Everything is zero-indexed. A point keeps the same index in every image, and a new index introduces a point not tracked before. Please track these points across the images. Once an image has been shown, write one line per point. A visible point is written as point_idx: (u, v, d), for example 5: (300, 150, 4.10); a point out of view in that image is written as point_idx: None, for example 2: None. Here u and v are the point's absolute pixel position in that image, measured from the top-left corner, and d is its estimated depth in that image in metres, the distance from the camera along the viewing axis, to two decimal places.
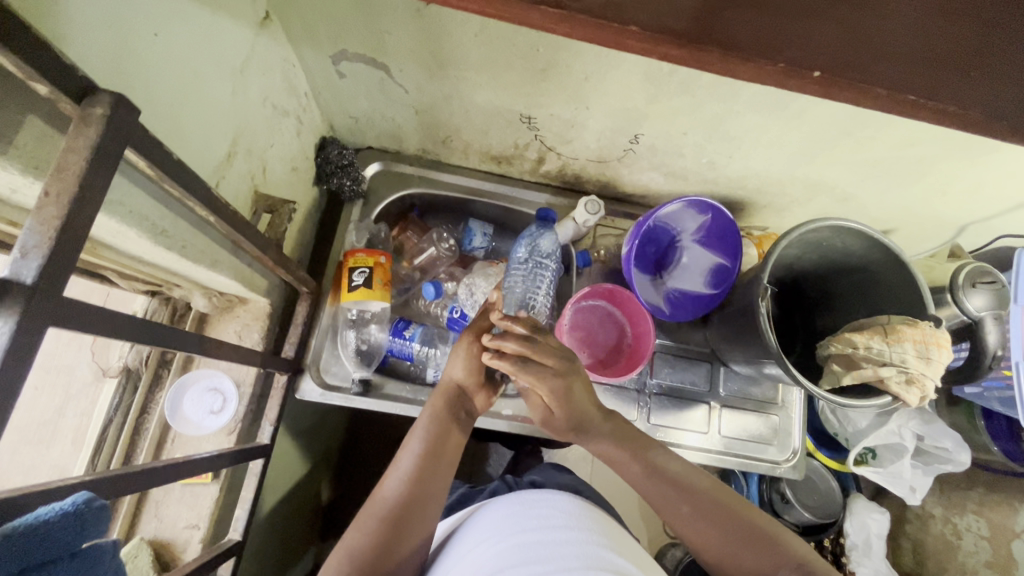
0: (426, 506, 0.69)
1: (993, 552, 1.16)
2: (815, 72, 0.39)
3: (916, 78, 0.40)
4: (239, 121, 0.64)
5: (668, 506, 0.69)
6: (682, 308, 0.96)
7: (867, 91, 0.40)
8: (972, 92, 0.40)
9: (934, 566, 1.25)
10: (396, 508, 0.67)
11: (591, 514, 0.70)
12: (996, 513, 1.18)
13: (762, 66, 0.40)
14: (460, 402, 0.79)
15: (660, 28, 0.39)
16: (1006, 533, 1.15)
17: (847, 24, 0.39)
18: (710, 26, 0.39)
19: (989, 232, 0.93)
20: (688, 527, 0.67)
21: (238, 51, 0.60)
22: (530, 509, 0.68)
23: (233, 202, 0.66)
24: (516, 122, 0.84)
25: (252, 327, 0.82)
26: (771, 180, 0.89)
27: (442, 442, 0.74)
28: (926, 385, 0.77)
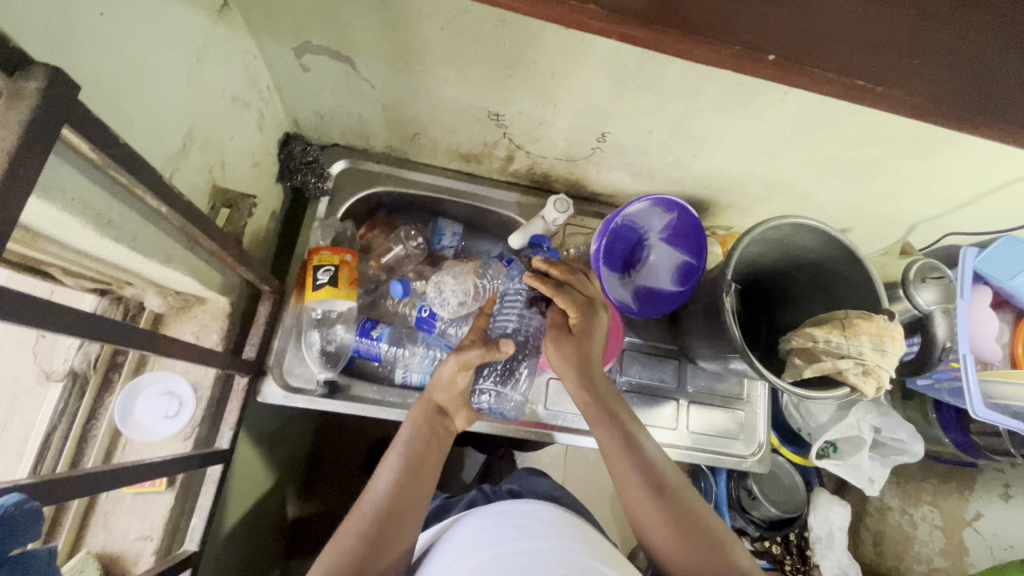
0: (407, 519, 0.68)
1: (945, 541, 1.20)
2: (770, 56, 0.42)
3: (861, 66, 0.43)
4: (196, 111, 0.62)
5: (630, 489, 0.72)
6: (650, 305, 0.97)
7: (817, 74, 0.43)
8: (912, 77, 0.43)
9: (893, 557, 1.29)
10: (376, 521, 0.66)
11: (572, 521, 0.70)
12: (950, 503, 1.23)
13: (721, 47, 0.42)
14: (443, 418, 0.77)
15: (619, 9, 0.41)
16: (959, 522, 1.20)
17: (796, 10, 0.42)
18: (667, 10, 0.41)
19: (936, 230, 0.98)
20: (652, 525, 0.70)
21: (194, 38, 0.58)
22: (511, 519, 0.67)
23: (188, 195, 0.64)
24: (484, 119, 0.84)
25: (210, 327, 0.79)
26: (733, 179, 0.92)
27: (424, 458, 0.72)
28: (881, 376, 0.80)
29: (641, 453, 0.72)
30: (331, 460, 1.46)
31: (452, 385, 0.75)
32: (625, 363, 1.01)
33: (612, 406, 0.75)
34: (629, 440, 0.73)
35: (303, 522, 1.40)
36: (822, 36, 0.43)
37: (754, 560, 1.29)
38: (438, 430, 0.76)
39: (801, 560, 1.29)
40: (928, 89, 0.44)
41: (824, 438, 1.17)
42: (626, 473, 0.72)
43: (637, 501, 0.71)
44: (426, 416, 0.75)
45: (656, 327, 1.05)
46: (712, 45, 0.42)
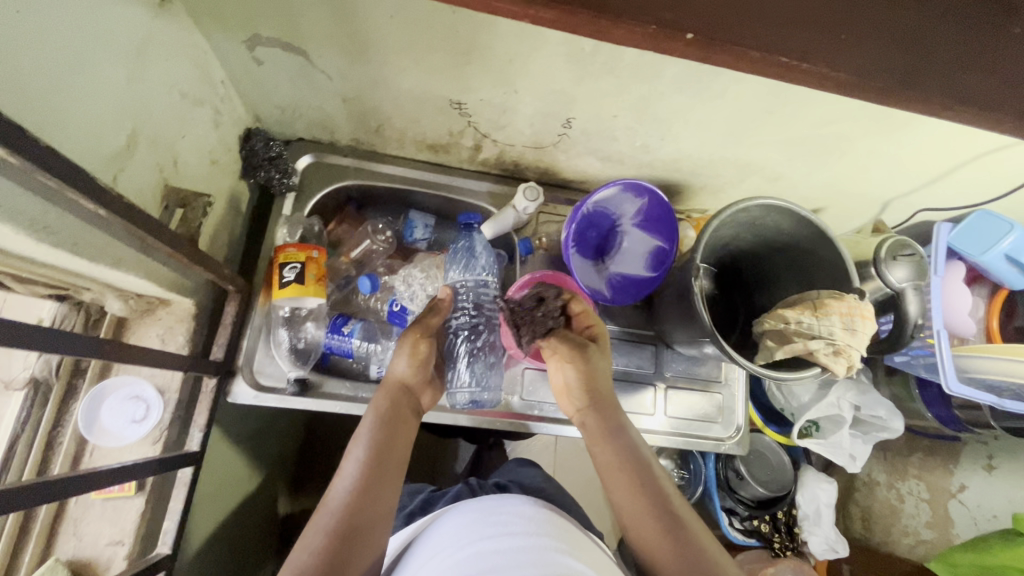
0: (376, 516, 0.67)
1: (931, 514, 1.23)
2: (689, 34, 0.42)
3: (785, 45, 0.43)
4: (140, 109, 0.60)
5: (618, 484, 0.72)
6: (624, 292, 0.97)
7: (740, 54, 0.43)
8: (835, 53, 0.44)
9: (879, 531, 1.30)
10: (343, 520, 0.65)
11: (550, 516, 0.69)
12: (934, 476, 1.25)
13: (639, 28, 0.42)
14: (406, 403, 0.77)
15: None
16: (944, 494, 1.22)
17: None
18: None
19: (910, 206, 0.97)
20: (640, 522, 0.70)
21: (131, 33, 0.56)
22: (489, 515, 0.67)
23: (136, 197, 0.62)
24: (447, 108, 0.82)
25: (176, 329, 0.78)
26: (704, 161, 0.90)
27: (389, 451, 0.72)
28: (852, 355, 0.79)
29: (628, 448, 0.74)
30: (320, 456, 1.46)
31: (416, 356, 0.78)
32: None
33: (610, 414, 0.77)
34: (619, 433, 0.75)
35: (295, 521, 1.40)
36: (743, 15, 0.43)
37: (743, 537, 1.31)
38: (401, 418, 0.75)
39: (789, 536, 1.31)
40: (859, 65, 0.45)
41: (805, 418, 1.17)
42: (616, 469, 0.73)
43: (619, 486, 0.72)
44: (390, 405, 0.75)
45: (632, 313, 1.05)
46: (632, 26, 0.42)
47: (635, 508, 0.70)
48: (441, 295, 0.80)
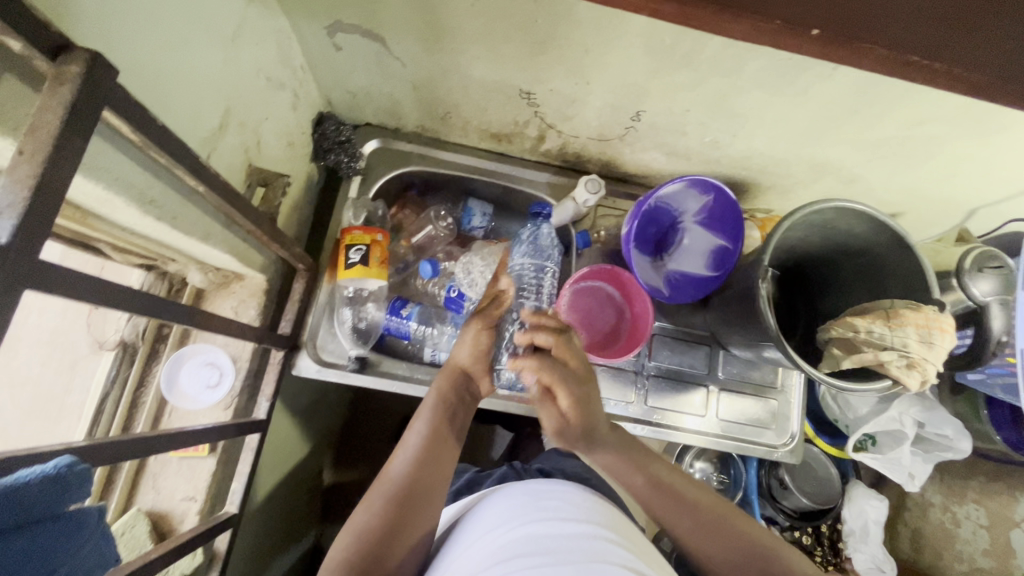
0: (432, 492, 0.70)
1: (990, 541, 1.17)
2: (813, 30, 0.41)
3: (916, 41, 0.42)
4: (231, 92, 0.63)
5: (666, 510, 0.71)
6: (682, 291, 0.95)
7: (865, 50, 0.42)
8: (967, 51, 0.42)
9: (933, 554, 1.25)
10: (403, 489, 0.68)
11: (598, 506, 0.69)
12: (997, 503, 1.18)
13: (761, 22, 0.41)
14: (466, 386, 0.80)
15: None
16: (1006, 522, 1.15)
17: None
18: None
19: (998, 216, 0.91)
20: (700, 543, 0.68)
21: (229, 18, 0.59)
22: (538, 501, 0.68)
23: (226, 175, 0.65)
24: (515, 98, 0.83)
25: (249, 303, 0.83)
26: (775, 159, 0.87)
27: (446, 433, 0.74)
28: (927, 369, 0.76)
29: (664, 482, 0.73)
30: (365, 432, 1.51)
31: (475, 343, 0.78)
32: (654, 348, 0.99)
33: (629, 445, 0.76)
34: (656, 480, 0.73)
35: (338, 491, 1.46)
36: (869, 8, 0.41)
37: None
38: (458, 403, 0.78)
39: (833, 551, 1.27)
40: (991, 69, 0.43)
41: (862, 431, 1.13)
42: (657, 502, 0.72)
43: (665, 514, 0.71)
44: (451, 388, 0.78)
45: (687, 312, 1.03)
46: (750, 20, 0.41)
47: (669, 518, 0.71)
48: (501, 284, 0.80)
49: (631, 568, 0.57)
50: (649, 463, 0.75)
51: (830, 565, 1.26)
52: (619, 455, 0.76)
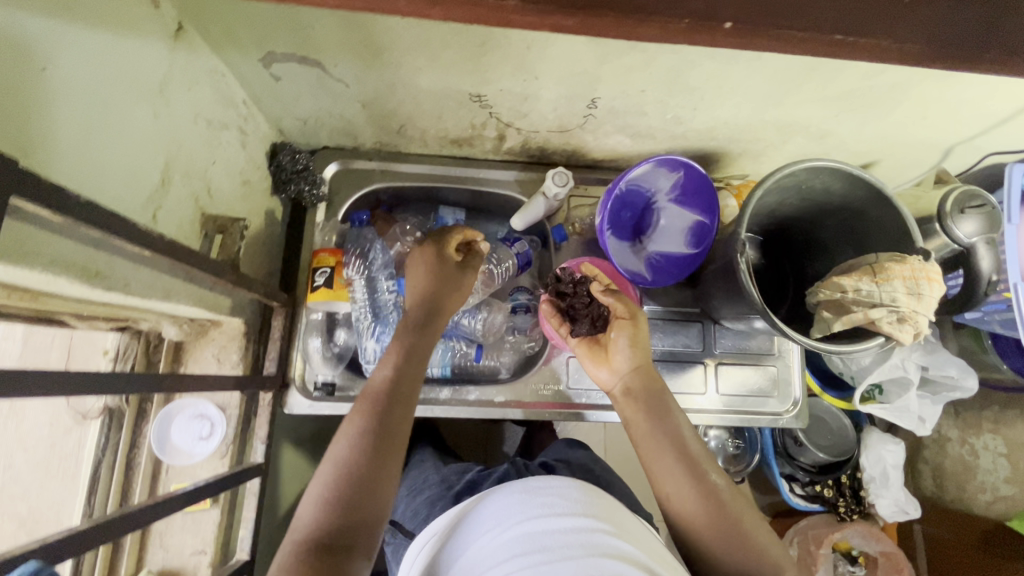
0: (350, 542, 0.56)
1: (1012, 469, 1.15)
2: (726, 24, 0.43)
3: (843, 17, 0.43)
4: (169, 144, 0.61)
5: (668, 472, 0.70)
6: (665, 273, 0.94)
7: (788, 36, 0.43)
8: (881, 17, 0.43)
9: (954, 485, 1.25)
10: (315, 537, 0.55)
11: (592, 494, 0.67)
12: (1014, 430, 1.16)
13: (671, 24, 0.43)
14: (392, 400, 0.66)
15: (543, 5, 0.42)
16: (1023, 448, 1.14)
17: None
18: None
19: (976, 151, 0.89)
20: (682, 496, 0.69)
21: (154, 69, 0.57)
22: (532, 494, 0.64)
23: (177, 230, 0.63)
24: (467, 102, 0.81)
25: (229, 348, 0.82)
26: (741, 127, 0.85)
27: (376, 451, 0.62)
28: (919, 321, 0.74)
29: (680, 440, 0.72)
30: None
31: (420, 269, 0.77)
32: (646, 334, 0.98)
33: (659, 396, 0.76)
34: (667, 424, 0.73)
35: None
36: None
37: (806, 502, 1.30)
38: (384, 420, 0.64)
39: (855, 500, 1.28)
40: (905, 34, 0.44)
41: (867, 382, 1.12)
42: (661, 451, 0.71)
43: (662, 463, 0.71)
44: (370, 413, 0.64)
45: (675, 291, 1.01)
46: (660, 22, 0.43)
47: (674, 476, 0.70)
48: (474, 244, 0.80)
49: (631, 563, 0.56)
50: (687, 436, 0.73)
51: (854, 513, 1.27)
52: (643, 406, 0.75)
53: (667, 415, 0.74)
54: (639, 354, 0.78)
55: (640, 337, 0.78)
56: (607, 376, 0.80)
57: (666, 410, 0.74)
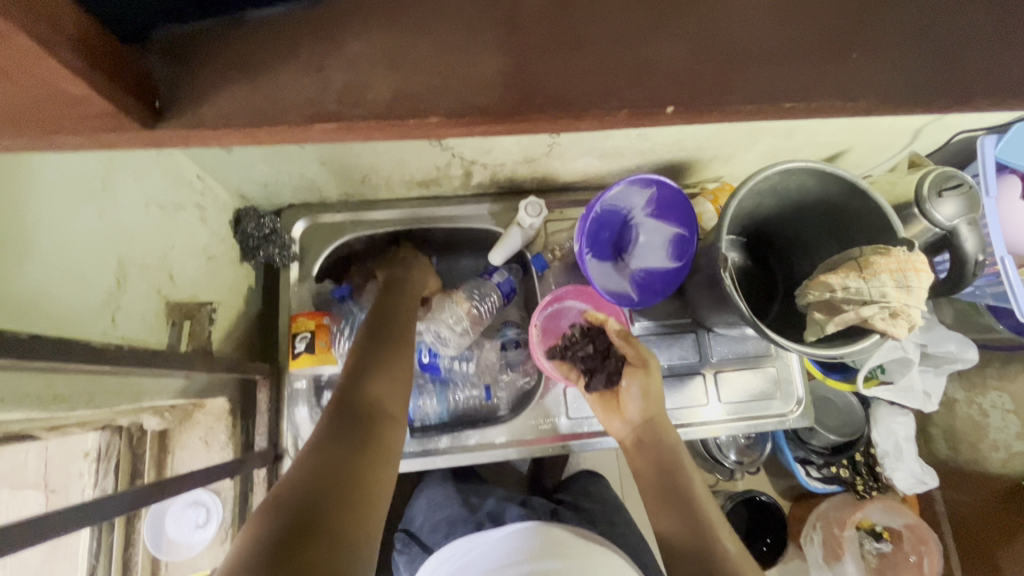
0: None
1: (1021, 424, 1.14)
2: (668, 109, 0.43)
3: (777, 86, 0.43)
4: (122, 242, 0.59)
5: (662, 510, 0.74)
6: (650, 289, 0.91)
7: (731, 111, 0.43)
8: (810, 81, 0.43)
9: (968, 449, 1.24)
10: None
11: (608, 555, 0.72)
12: (1017, 384, 1.16)
13: (604, 114, 0.43)
14: (333, 467, 0.55)
15: (461, 111, 0.42)
16: None
17: (684, 44, 0.44)
18: (525, 93, 0.43)
19: (946, 130, 0.88)
20: (673, 536, 0.72)
21: (93, 171, 0.55)
22: (558, 545, 0.70)
23: (142, 328, 0.61)
24: (427, 147, 0.79)
25: (216, 429, 0.79)
26: (707, 135, 0.84)
27: (297, 524, 0.48)
28: (911, 314, 0.73)
29: (680, 485, 0.74)
30: None
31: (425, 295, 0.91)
32: None
33: (664, 443, 0.77)
34: (666, 469, 0.76)
35: None
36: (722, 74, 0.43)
37: (824, 484, 1.28)
38: (318, 485, 0.52)
39: (872, 476, 1.27)
40: (831, 88, 0.43)
41: (870, 365, 1.11)
42: (658, 491, 0.76)
43: (658, 504, 0.75)
44: (306, 477, 0.53)
45: (665, 303, 0.99)
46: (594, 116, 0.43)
47: (668, 514, 0.74)
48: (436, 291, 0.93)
49: None
50: (687, 482, 0.75)
51: (872, 491, 1.26)
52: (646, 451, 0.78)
53: (671, 460, 0.76)
54: (642, 403, 0.79)
55: (653, 389, 0.78)
56: (620, 424, 0.82)
57: (669, 458, 0.76)
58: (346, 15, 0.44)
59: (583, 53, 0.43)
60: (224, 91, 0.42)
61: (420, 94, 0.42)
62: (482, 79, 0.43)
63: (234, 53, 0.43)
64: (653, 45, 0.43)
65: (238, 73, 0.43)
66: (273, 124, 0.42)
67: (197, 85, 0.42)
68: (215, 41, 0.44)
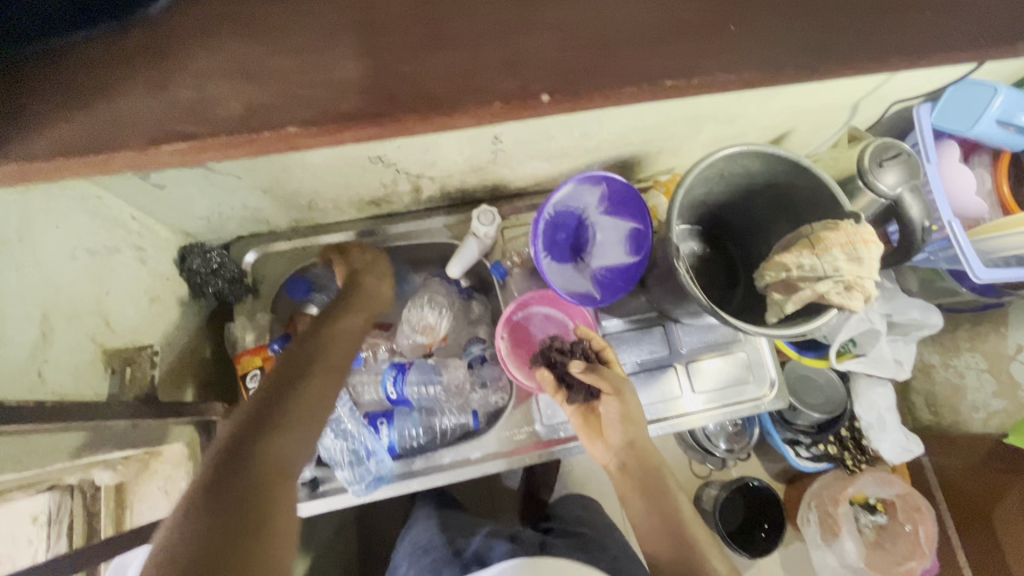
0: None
1: (996, 382, 1.16)
2: (549, 94, 0.44)
3: (649, 66, 0.45)
4: (47, 291, 0.56)
5: (643, 518, 0.75)
6: (611, 287, 0.90)
7: (612, 92, 0.44)
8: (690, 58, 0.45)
9: (949, 413, 1.27)
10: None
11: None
12: (986, 343, 1.18)
13: (483, 108, 0.43)
14: (272, 426, 0.55)
15: (334, 113, 0.43)
16: (1003, 357, 1.15)
17: (567, 32, 0.45)
18: (392, 94, 0.43)
19: (881, 102, 0.89)
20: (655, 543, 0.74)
21: (6, 222, 0.52)
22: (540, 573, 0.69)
23: (72, 380, 0.59)
24: (369, 166, 0.77)
25: (176, 476, 0.76)
26: (650, 128, 0.84)
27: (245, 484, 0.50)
28: (867, 285, 0.73)
29: (659, 492, 0.75)
30: None
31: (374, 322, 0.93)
32: (610, 351, 0.96)
33: (645, 458, 0.76)
34: (649, 483, 0.75)
35: None
36: (604, 58, 0.45)
37: (815, 464, 1.28)
38: (256, 442, 0.54)
39: (859, 450, 1.26)
40: (716, 66, 0.45)
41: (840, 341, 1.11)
42: (638, 500, 0.76)
43: (640, 514, 0.76)
44: (239, 436, 0.54)
45: (630, 299, 0.98)
46: (473, 111, 0.44)
47: (651, 523, 0.74)
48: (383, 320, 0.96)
49: None
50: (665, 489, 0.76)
51: (862, 465, 1.25)
52: (628, 468, 0.76)
53: (651, 471, 0.75)
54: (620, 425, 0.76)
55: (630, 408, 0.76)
56: (603, 451, 0.78)
57: (652, 471, 0.75)
58: (183, 36, 0.43)
59: (456, 43, 0.44)
60: (56, 122, 0.41)
61: (276, 105, 0.43)
62: (353, 80, 0.43)
63: (72, 78, 0.42)
64: (526, 32, 0.45)
65: (71, 103, 0.42)
66: (116, 149, 0.41)
67: (33, 114, 0.41)
68: (52, 74, 0.42)
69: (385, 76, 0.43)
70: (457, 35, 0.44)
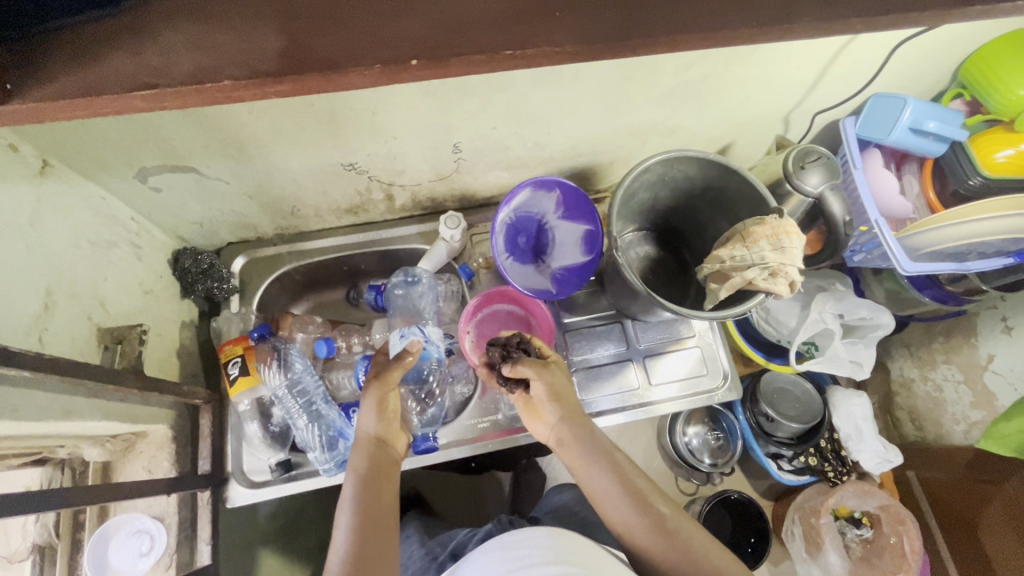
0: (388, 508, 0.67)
1: (972, 394, 1.19)
2: (413, 59, 0.48)
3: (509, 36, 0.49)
4: (50, 269, 0.65)
5: (598, 485, 0.76)
6: (567, 283, 0.97)
7: (469, 55, 0.48)
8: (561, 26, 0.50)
9: (932, 426, 1.29)
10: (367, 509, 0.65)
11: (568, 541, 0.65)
12: (962, 354, 1.22)
13: (365, 69, 0.47)
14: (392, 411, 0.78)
15: (252, 71, 0.47)
16: (977, 369, 1.18)
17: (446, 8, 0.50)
18: (299, 58, 0.48)
19: (808, 116, 0.99)
20: (619, 512, 0.73)
21: (21, 207, 0.61)
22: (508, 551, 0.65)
23: (69, 348, 0.67)
24: (344, 173, 0.87)
25: (159, 456, 0.82)
26: (598, 140, 0.94)
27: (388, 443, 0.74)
28: (790, 272, 0.80)
29: (618, 459, 0.77)
30: None
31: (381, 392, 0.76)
32: (571, 345, 1.02)
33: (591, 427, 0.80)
34: (605, 450, 0.77)
35: None
36: (458, 32, 0.49)
37: (796, 476, 1.30)
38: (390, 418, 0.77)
39: (839, 461, 1.27)
40: (577, 35, 0.50)
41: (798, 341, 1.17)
42: (589, 469, 0.77)
43: (598, 483, 0.76)
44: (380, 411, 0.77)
45: (591, 299, 1.06)
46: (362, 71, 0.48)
47: (606, 489, 0.75)
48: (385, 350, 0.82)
49: None
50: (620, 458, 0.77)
51: (843, 475, 1.25)
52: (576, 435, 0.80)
53: (603, 442, 0.79)
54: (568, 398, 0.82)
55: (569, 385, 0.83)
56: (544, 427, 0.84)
57: (598, 439, 0.79)
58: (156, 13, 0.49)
59: (353, 22, 0.49)
60: (59, 74, 0.47)
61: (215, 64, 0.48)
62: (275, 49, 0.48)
63: (67, 46, 0.49)
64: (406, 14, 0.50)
65: (67, 65, 0.48)
66: (101, 92, 0.47)
67: (37, 67, 0.48)
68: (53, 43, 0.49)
69: (300, 46, 0.48)
70: (354, 17, 0.49)
